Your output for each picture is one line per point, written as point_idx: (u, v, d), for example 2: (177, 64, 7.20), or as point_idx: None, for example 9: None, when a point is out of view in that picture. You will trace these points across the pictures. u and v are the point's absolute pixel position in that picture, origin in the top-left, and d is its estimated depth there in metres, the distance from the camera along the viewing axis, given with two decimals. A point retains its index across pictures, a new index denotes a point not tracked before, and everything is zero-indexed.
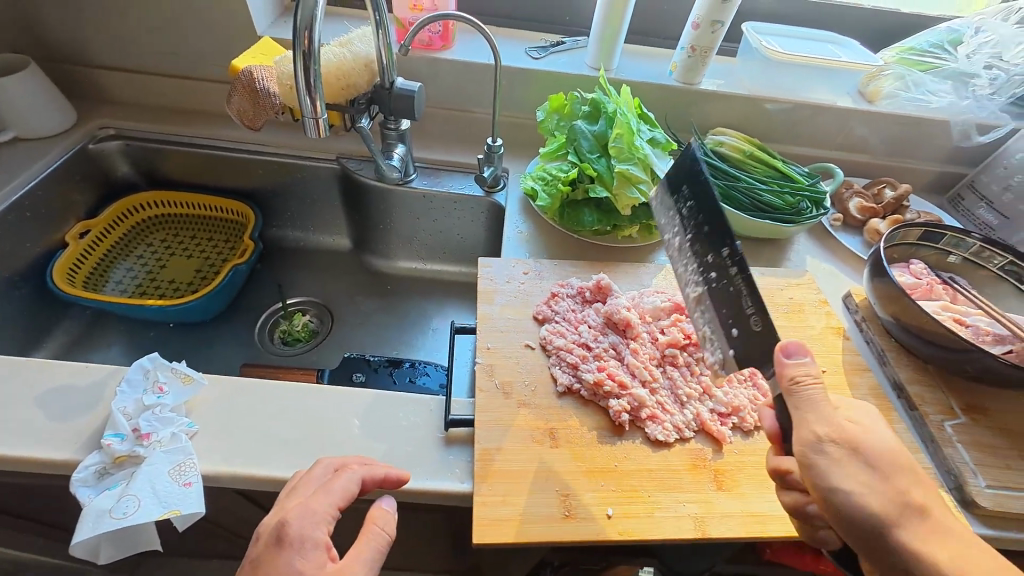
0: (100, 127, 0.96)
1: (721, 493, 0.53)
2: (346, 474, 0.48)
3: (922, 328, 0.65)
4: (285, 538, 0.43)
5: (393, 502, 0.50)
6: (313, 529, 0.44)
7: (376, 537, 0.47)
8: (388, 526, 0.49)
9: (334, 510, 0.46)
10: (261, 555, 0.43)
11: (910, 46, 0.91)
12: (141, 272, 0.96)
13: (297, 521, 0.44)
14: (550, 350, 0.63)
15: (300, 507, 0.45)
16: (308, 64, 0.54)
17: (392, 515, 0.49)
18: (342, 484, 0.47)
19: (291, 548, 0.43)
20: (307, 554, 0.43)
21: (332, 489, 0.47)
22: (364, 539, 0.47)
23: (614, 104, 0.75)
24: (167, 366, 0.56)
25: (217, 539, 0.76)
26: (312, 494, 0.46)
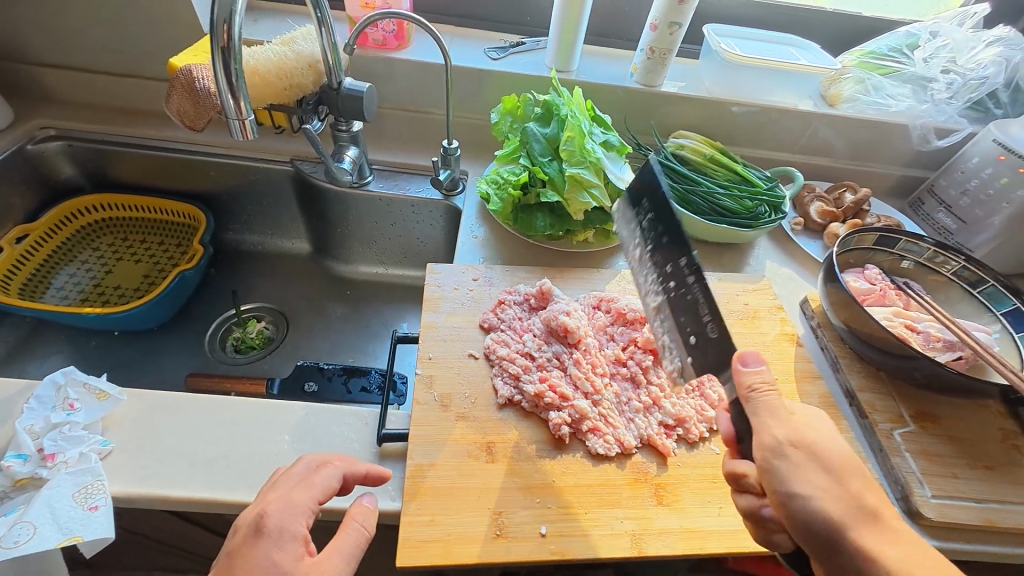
0: (41, 128, 0.93)
1: (661, 509, 0.51)
2: (328, 467, 0.47)
3: (871, 335, 0.64)
4: (261, 529, 0.41)
5: (374, 499, 0.48)
6: (291, 520, 0.42)
7: (353, 535, 0.44)
8: (367, 520, 0.46)
9: (315, 504, 0.44)
10: (235, 547, 0.40)
11: (870, 51, 0.92)
12: (85, 278, 0.92)
13: (276, 514, 0.42)
14: (493, 359, 0.61)
15: (279, 499, 0.43)
16: (229, 62, 0.51)
17: (372, 512, 0.47)
18: (323, 478, 0.45)
19: (269, 540, 0.41)
20: (283, 545, 0.41)
21: (314, 482, 0.45)
22: (340, 534, 0.44)
23: (566, 105, 0.74)
24: (79, 381, 0.53)
25: (152, 558, 0.72)
26: (292, 487, 0.44)
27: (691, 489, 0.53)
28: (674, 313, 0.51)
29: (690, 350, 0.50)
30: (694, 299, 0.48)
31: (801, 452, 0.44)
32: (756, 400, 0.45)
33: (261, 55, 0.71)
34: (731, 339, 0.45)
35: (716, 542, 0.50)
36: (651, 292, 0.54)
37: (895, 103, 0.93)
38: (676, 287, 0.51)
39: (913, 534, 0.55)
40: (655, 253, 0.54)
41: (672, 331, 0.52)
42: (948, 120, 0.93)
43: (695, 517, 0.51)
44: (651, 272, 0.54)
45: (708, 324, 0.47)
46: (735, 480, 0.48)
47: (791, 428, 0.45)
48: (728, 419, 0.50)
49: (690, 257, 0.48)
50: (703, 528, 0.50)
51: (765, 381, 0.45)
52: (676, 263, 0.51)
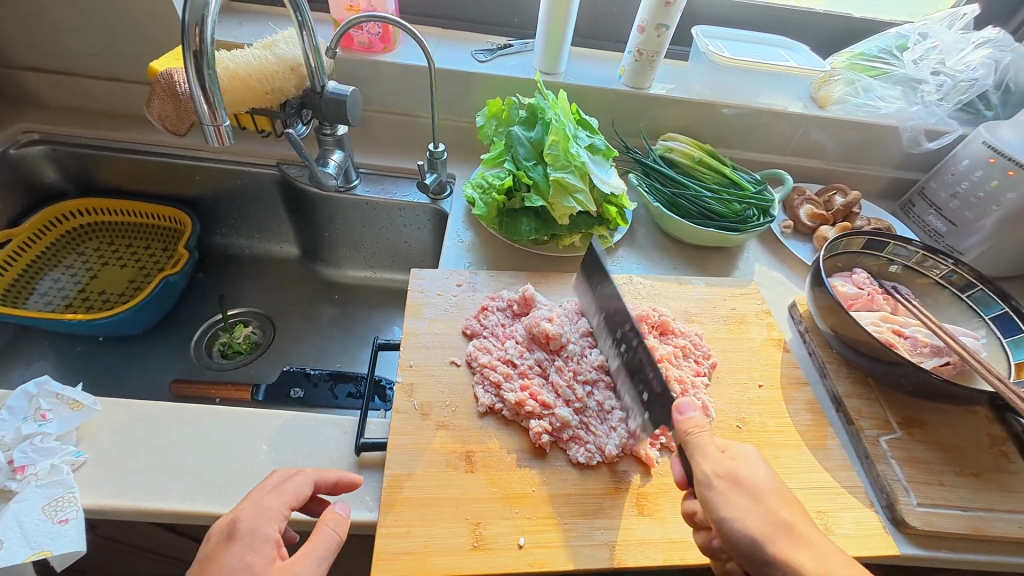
0: (25, 132, 0.92)
1: (642, 519, 0.51)
2: (300, 474, 0.46)
3: (858, 340, 0.63)
4: (234, 534, 0.41)
5: (348, 505, 0.47)
6: (264, 525, 0.42)
7: (324, 539, 0.44)
8: (339, 526, 0.45)
9: (287, 510, 0.44)
10: (208, 553, 0.41)
11: (860, 52, 0.91)
12: (69, 283, 0.91)
13: (248, 518, 0.42)
14: (475, 367, 0.60)
15: (251, 506, 0.43)
16: (201, 66, 0.51)
17: (345, 517, 0.46)
18: (296, 484, 0.45)
19: (239, 546, 0.41)
20: (256, 549, 0.41)
21: (285, 489, 0.45)
22: (313, 539, 0.43)
23: (550, 109, 0.73)
24: (52, 392, 0.53)
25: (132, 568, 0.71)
26: (263, 494, 0.44)
27: (673, 498, 0.52)
28: (630, 376, 0.56)
29: (645, 407, 0.53)
30: (640, 360, 0.53)
31: (727, 483, 0.44)
32: (693, 442, 0.46)
33: (242, 59, 0.71)
34: (669, 392, 0.48)
35: (696, 552, 0.49)
36: (610, 357, 0.60)
37: (885, 104, 0.92)
38: (628, 350, 0.56)
39: (898, 543, 0.54)
40: (607, 322, 0.61)
41: (630, 393, 0.56)
42: (939, 122, 0.92)
43: (676, 527, 0.50)
44: (608, 339, 0.61)
45: (653, 381, 0.51)
46: (688, 518, 0.48)
47: (717, 462, 0.44)
48: (679, 463, 0.49)
49: (630, 322, 0.55)
50: (684, 539, 0.50)
51: (698, 425, 0.46)
52: (623, 326, 0.57)
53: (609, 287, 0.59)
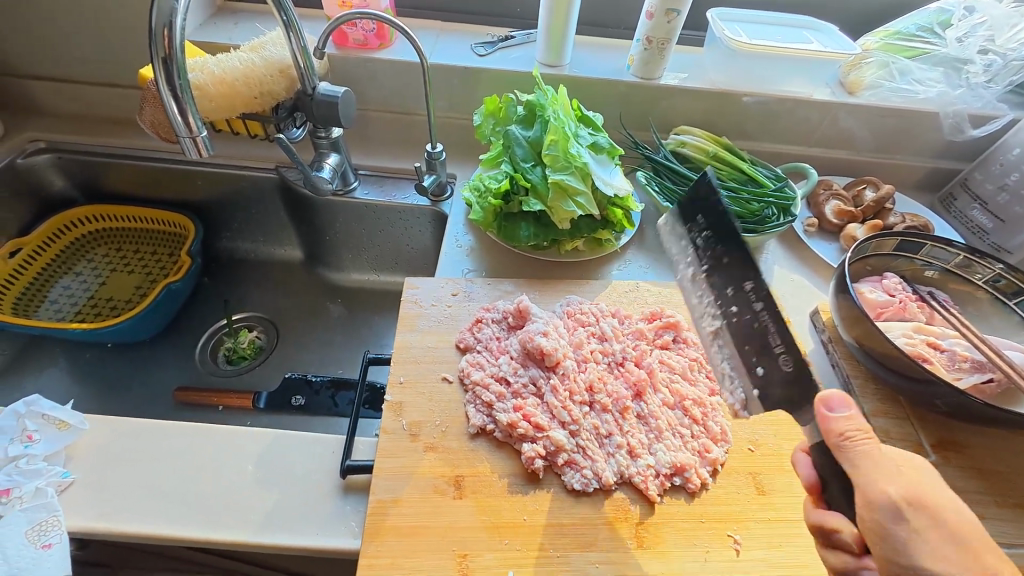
0: (31, 141, 0.93)
1: (641, 552, 0.47)
2: None
3: (886, 356, 0.58)
4: None
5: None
6: None
7: None
8: None
9: None
10: None
11: (896, 31, 0.82)
12: (79, 289, 0.92)
13: None
14: (467, 384, 0.57)
15: None
16: (172, 72, 0.49)
17: None
18: None
19: None
20: None
21: None
22: None
23: (550, 105, 0.69)
24: (38, 413, 0.53)
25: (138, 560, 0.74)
26: None
27: (676, 530, 0.49)
28: (736, 340, 0.47)
29: (756, 382, 0.46)
30: (761, 326, 0.45)
31: (916, 512, 0.37)
32: (856, 452, 0.39)
33: (228, 63, 0.68)
34: (813, 374, 0.40)
35: None
36: (707, 316, 0.50)
37: (923, 89, 0.83)
38: (739, 312, 0.47)
39: None
40: (712, 274, 0.50)
41: (733, 360, 0.48)
42: (986, 106, 0.84)
43: (678, 562, 0.47)
44: (707, 295, 0.51)
45: (779, 352, 0.44)
46: (822, 533, 0.42)
47: (904, 483, 0.38)
48: (809, 467, 0.44)
49: (759, 281, 0.44)
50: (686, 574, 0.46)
51: (861, 429, 0.39)
52: (738, 285, 0.47)
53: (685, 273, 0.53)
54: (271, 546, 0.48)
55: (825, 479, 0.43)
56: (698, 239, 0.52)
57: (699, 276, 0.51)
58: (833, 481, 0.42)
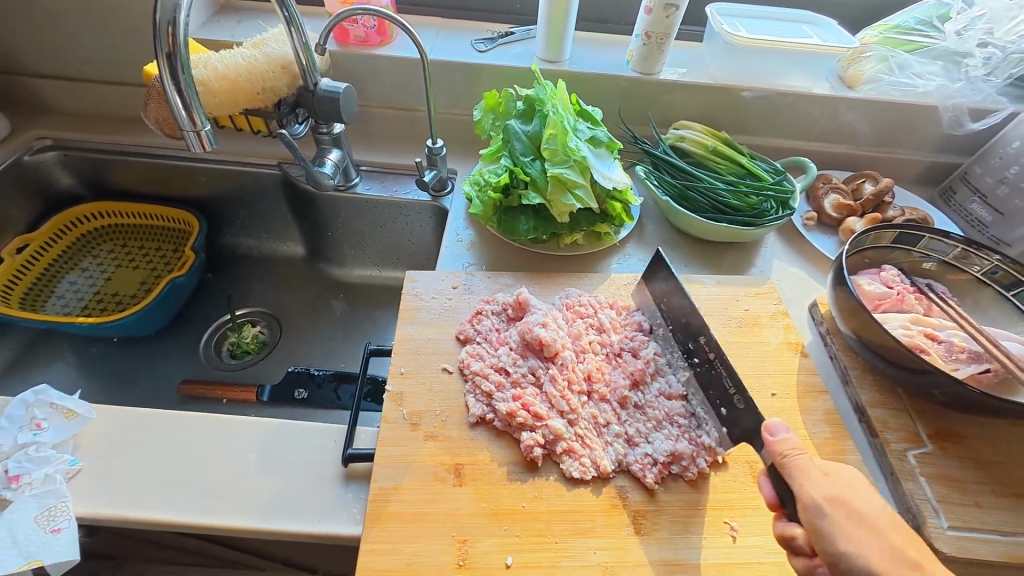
0: (37, 138, 0.94)
1: (639, 539, 0.48)
2: None
3: (883, 347, 0.58)
4: None
5: None
6: None
7: None
8: None
9: None
10: None
11: (895, 24, 0.82)
12: (85, 285, 0.93)
13: None
14: (467, 374, 0.58)
15: None
16: (176, 67, 0.49)
17: None
18: None
19: None
20: None
21: None
22: None
23: (549, 99, 0.69)
24: (47, 402, 0.54)
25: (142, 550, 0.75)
26: None
27: (673, 517, 0.49)
28: (703, 388, 0.55)
29: (723, 421, 0.53)
30: (714, 372, 0.53)
31: (840, 509, 0.40)
32: (790, 465, 0.43)
33: (231, 60, 0.69)
34: (758, 412, 0.48)
35: None
36: (680, 368, 0.59)
37: (923, 82, 0.84)
38: (701, 363, 0.56)
39: None
40: (676, 332, 0.59)
41: (703, 403, 0.55)
42: (985, 99, 0.83)
43: (675, 548, 0.48)
44: (676, 350, 0.59)
45: (733, 394, 0.51)
46: (783, 542, 0.42)
47: (829, 487, 0.41)
48: (768, 483, 0.46)
49: (709, 336, 0.53)
50: (683, 561, 0.47)
51: (795, 446, 0.44)
52: (698, 339, 0.55)
53: (660, 333, 0.62)
54: (274, 532, 0.49)
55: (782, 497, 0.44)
56: (670, 286, 0.59)
57: (668, 335, 0.60)
58: (786, 495, 0.44)
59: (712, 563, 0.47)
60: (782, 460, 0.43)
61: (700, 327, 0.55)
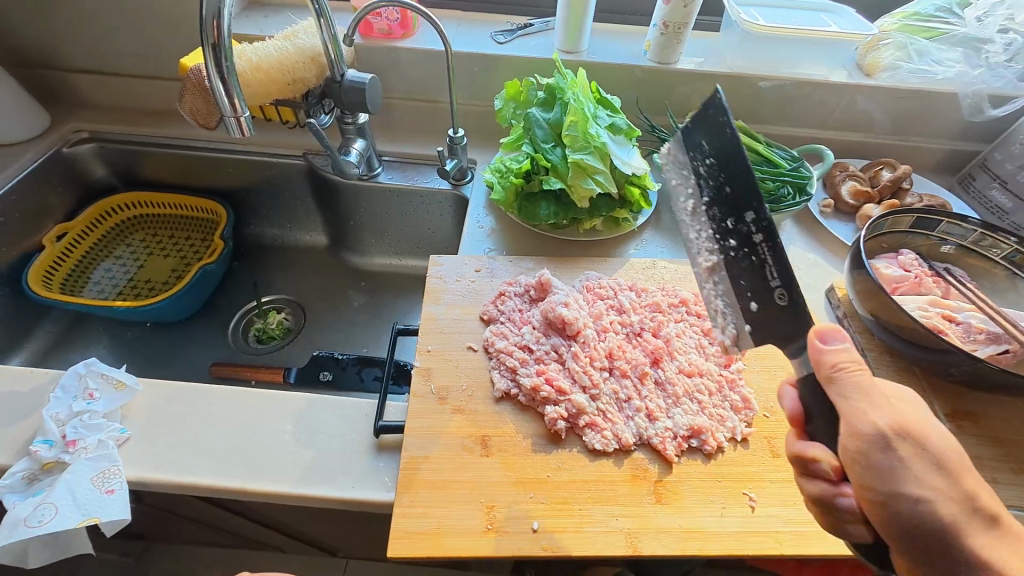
0: (75, 131, 0.98)
1: (659, 507, 0.50)
2: None
3: (901, 327, 0.59)
4: None
5: None
6: None
7: None
8: None
9: None
10: None
11: (914, 12, 0.83)
12: (119, 272, 0.97)
13: None
14: (491, 352, 0.60)
15: None
16: (220, 57, 0.52)
17: None
18: None
19: None
20: None
21: None
22: None
23: (569, 88, 0.71)
24: (98, 372, 0.57)
25: (174, 523, 0.79)
26: None
27: (693, 488, 0.51)
28: (732, 276, 0.52)
29: (749, 318, 0.51)
30: (756, 263, 0.50)
31: (908, 444, 0.39)
32: (845, 380, 0.41)
33: (264, 51, 0.71)
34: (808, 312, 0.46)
35: (716, 543, 0.48)
36: (704, 253, 0.54)
37: (943, 69, 0.83)
38: (736, 247, 0.52)
39: None
40: (712, 206, 0.54)
41: (728, 294, 0.53)
42: (1009, 85, 0.82)
43: (695, 516, 0.49)
44: (705, 228, 0.54)
45: (775, 289, 0.49)
46: (802, 462, 0.44)
47: (893, 413, 0.40)
48: (793, 398, 0.46)
49: (760, 213, 0.48)
50: (703, 529, 0.49)
51: (852, 359, 0.41)
52: (741, 215, 0.51)
53: (687, 205, 0.57)
54: (310, 498, 0.51)
55: (809, 410, 0.44)
56: (700, 166, 0.54)
57: (700, 209, 0.55)
58: (822, 414, 0.43)
59: (731, 532, 0.49)
60: (832, 375, 0.41)
61: (755, 200, 0.49)
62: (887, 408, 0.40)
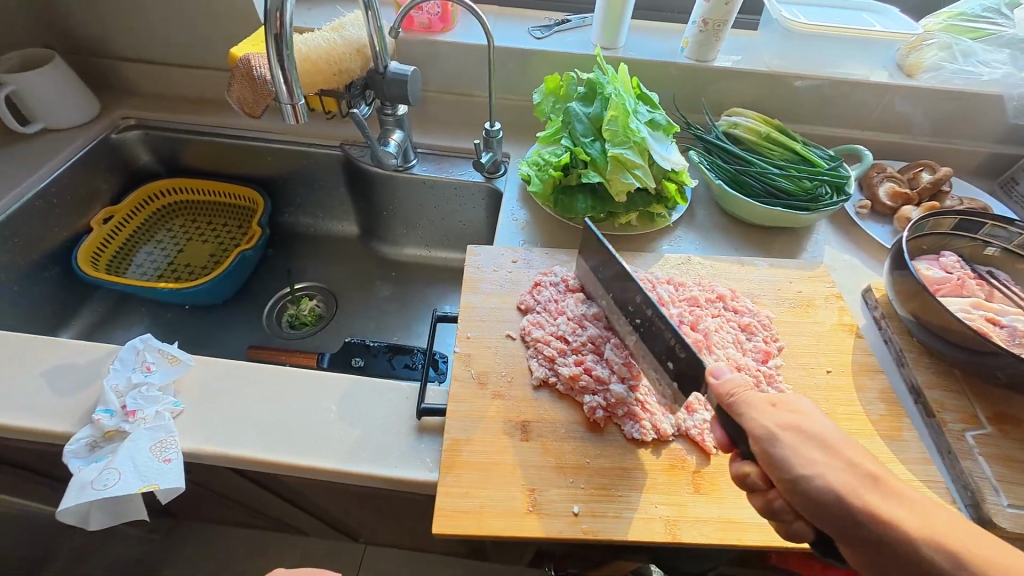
0: (122, 118, 1.01)
1: (697, 497, 0.50)
2: None
3: (944, 328, 0.59)
4: None
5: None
6: None
7: None
8: None
9: None
10: None
11: (960, 12, 0.82)
12: (161, 255, 1.00)
13: None
14: (529, 341, 0.61)
15: None
16: (281, 47, 0.54)
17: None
18: None
19: None
20: None
21: None
22: None
23: (610, 83, 0.72)
24: (154, 347, 0.60)
25: (210, 498, 0.81)
26: None
27: (732, 480, 0.52)
28: (648, 346, 0.54)
29: (671, 374, 0.51)
30: (655, 329, 0.52)
31: (793, 434, 0.42)
32: (739, 403, 0.44)
33: (313, 42, 0.73)
34: (698, 356, 0.47)
35: (755, 534, 0.48)
36: (629, 333, 0.58)
37: (988, 70, 0.83)
38: (642, 321, 0.54)
39: None
40: (616, 299, 0.59)
41: (654, 363, 0.54)
42: None
43: (734, 507, 0.50)
44: (623, 319, 0.58)
45: (676, 346, 0.49)
46: (740, 481, 0.44)
47: (778, 416, 0.43)
48: (718, 426, 0.48)
49: (641, 289, 0.52)
50: (742, 520, 0.49)
51: (740, 385, 0.44)
52: (636, 299, 0.54)
53: (593, 312, 0.63)
54: (355, 475, 0.53)
55: (731, 437, 0.47)
56: (597, 237, 0.58)
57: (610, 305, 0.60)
58: (737, 434, 0.46)
59: (769, 524, 0.49)
60: (729, 400, 0.44)
61: (636, 285, 0.53)
62: (775, 414, 0.43)
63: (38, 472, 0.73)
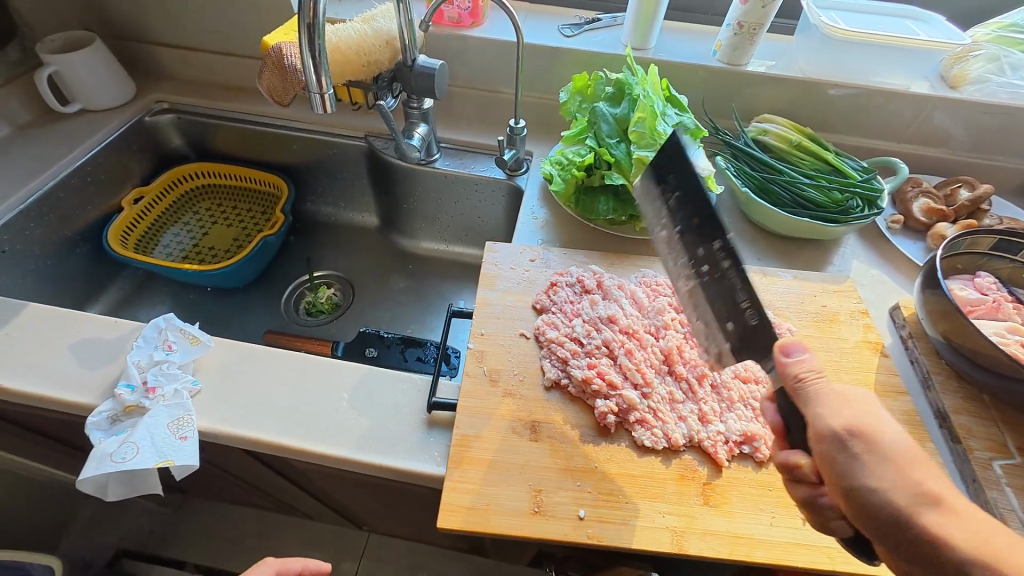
0: (156, 101, 1.04)
1: (706, 509, 0.49)
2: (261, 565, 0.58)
3: (976, 352, 0.56)
4: None
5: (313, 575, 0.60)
6: None
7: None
8: None
9: None
10: None
11: (1011, 22, 0.80)
12: (186, 237, 1.03)
13: None
14: (543, 341, 0.61)
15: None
16: (312, 38, 0.55)
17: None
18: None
19: None
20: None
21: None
22: None
23: (639, 84, 0.71)
24: (176, 327, 0.61)
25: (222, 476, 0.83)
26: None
27: (743, 494, 0.51)
28: (708, 298, 0.49)
29: (729, 337, 0.47)
30: (730, 284, 0.46)
31: (859, 440, 0.40)
32: (809, 390, 0.42)
33: (344, 33, 0.73)
34: (772, 327, 0.43)
35: (764, 551, 0.47)
36: (681, 276, 0.51)
37: None
38: (709, 273, 0.48)
39: None
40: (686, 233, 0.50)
41: (707, 316, 0.49)
42: None
43: (743, 522, 0.49)
44: (681, 256, 0.51)
45: (745, 309, 0.45)
46: (787, 471, 0.44)
47: (845, 414, 0.41)
48: (773, 409, 0.47)
49: (727, 240, 0.45)
50: (751, 535, 0.48)
51: (814, 369, 0.42)
52: (709, 245, 0.48)
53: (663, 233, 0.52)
54: (364, 464, 0.54)
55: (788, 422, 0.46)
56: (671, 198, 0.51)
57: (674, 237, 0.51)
58: (795, 423, 0.45)
59: (778, 542, 0.48)
60: (797, 386, 0.42)
61: (721, 231, 0.46)
62: (842, 412, 0.41)
63: (61, 441, 0.76)
